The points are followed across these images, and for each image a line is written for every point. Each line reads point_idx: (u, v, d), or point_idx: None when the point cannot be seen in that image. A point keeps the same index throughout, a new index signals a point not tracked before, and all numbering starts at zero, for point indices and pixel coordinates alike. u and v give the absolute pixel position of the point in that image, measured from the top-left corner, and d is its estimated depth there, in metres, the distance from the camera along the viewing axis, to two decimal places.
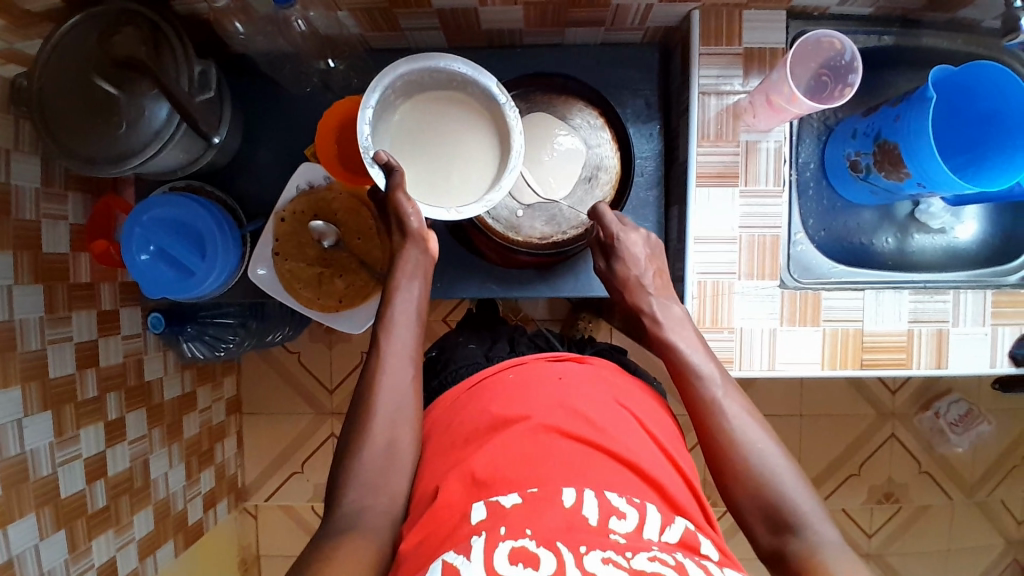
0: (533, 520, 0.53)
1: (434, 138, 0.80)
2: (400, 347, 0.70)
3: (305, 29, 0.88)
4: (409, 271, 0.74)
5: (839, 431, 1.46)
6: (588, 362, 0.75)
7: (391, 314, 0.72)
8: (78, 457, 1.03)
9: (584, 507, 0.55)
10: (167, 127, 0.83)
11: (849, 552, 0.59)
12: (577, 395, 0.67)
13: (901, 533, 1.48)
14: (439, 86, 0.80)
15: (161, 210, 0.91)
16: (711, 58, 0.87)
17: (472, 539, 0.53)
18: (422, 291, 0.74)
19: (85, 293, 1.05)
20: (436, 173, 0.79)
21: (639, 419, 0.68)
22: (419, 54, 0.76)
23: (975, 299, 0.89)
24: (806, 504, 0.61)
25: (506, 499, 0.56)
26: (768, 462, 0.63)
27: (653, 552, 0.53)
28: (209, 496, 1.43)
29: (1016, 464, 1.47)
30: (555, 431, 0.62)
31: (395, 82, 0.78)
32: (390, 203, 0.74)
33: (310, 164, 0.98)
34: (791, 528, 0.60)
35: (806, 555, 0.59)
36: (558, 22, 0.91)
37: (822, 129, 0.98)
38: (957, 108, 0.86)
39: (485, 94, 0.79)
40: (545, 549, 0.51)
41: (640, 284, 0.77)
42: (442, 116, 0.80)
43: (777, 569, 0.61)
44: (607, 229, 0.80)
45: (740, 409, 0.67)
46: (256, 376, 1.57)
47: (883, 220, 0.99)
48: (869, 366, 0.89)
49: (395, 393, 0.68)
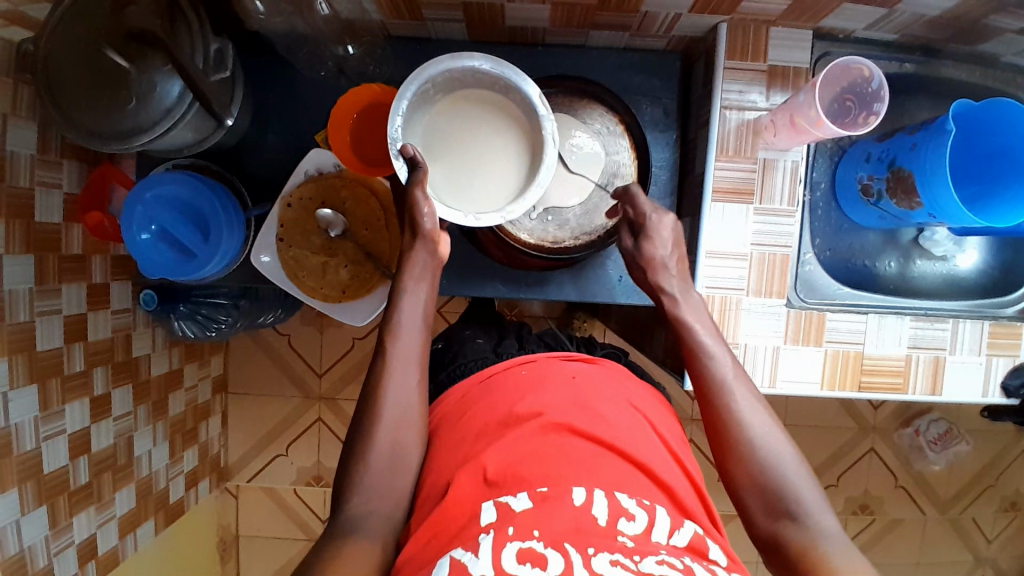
0: (541, 521, 0.54)
1: (465, 143, 0.79)
2: (406, 351, 0.69)
3: (327, 12, 0.86)
4: (417, 274, 0.73)
5: (820, 442, 1.48)
6: (601, 365, 0.75)
7: (399, 317, 0.71)
8: (62, 433, 1.01)
9: (593, 507, 0.55)
10: (179, 105, 0.81)
11: (850, 544, 0.59)
12: (590, 395, 0.68)
13: (873, 545, 1.52)
14: (481, 88, 0.79)
15: (162, 188, 0.89)
16: (735, 73, 0.87)
17: (480, 537, 0.53)
18: (432, 299, 0.74)
19: (76, 265, 1.02)
20: (463, 181, 0.78)
21: (648, 421, 0.68)
22: (468, 52, 0.74)
23: (973, 329, 0.91)
24: (807, 493, 0.62)
25: (516, 501, 0.56)
26: (772, 447, 0.63)
27: (661, 555, 0.53)
28: (191, 475, 1.41)
29: (989, 484, 1.52)
30: (566, 429, 0.63)
31: (437, 77, 0.76)
32: (408, 198, 0.72)
33: (320, 151, 0.96)
34: (790, 515, 0.61)
35: (807, 543, 0.59)
36: (584, 24, 0.91)
37: (836, 150, 0.99)
38: (971, 142, 0.87)
39: (528, 105, 0.78)
40: (552, 550, 0.51)
41: (663, 265, 0.74)
42: (478, 121, 0.79)
43: (771, 552, 0.61)
44: (638, 207, 0.76)
45: (747, 393, 0.67)
46: (243, 356, 1.55)
47: (887, 244, 1.00)
48: (866, 388, 0.90)
49: (400, 398, 0.67)
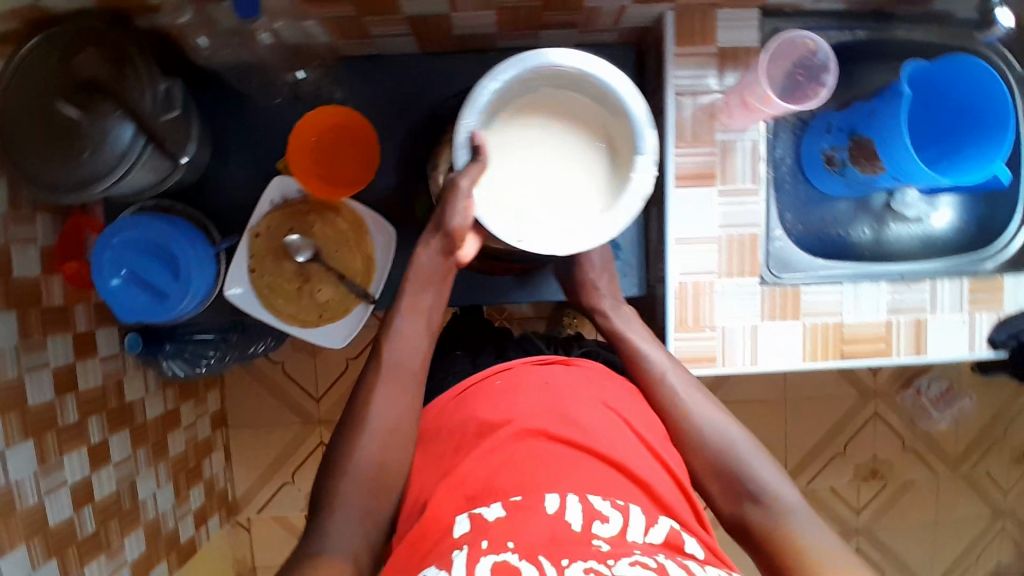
0: (515, 532, 0.55)
1: (547, 153, 0.78)
2: (405, 355, 0.74)
3: (272, 42, 0.86)
4: (422, 280, 0.78)
5: (822, 413, 1.47)
6: (579, 365, 0.75)
7: (400, 321, 0.75)
8: (64, 485, 1.01)
9: (566, 514, 0.57)
10: (132, 150, 0.80)
11: (809, 512, 0.65)
12: (560, 398, 0.68)
13: (887, 510, 1.51)
14: (587, 106, 0.79)
15: (133, 233, 0.89)
16: (685, 59, 0.87)
17: (453, 553, 0.55)
18: (434, 298, 0.78)
19: (59, 316, 1.03)
20: (533, 194, 0.77)
21: (624, 419, 0.69)
22: (584, 58, 0.74)
23: (951, 288, 0.90)
24: (759, 467, 0.69)
25: (489, 511, 0.58)
26: (718, 430, 0.71)
27: (635, 556, 0.54)
28: (199, 513, 1.41)
29: (999, 437, 1.50)
30: (540, 434, 0.64)
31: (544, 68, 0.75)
32: (452, 188, 0.72)
33: (283, 177, 0.95)
34: (749, 493, 0.67)
35: (766, 517, 0.65)
36: (531, 25, 0.91)
37: (798, 123, 0.98)
38: (937, 101, 0.87)
39: (626, 136, 0.78)
40: (526, 562, 0.52)
41: (594, 288, 0.89)
42: (568, 137, 0.79)
43: (740, 533, 0.67)
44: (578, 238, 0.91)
45: (687, 385, 0.76)
46: (239, 388, 1.55)
47: (860, 211, 1.00)
48: (849, 357, 0.90)
49: (391, 400, 0.70)
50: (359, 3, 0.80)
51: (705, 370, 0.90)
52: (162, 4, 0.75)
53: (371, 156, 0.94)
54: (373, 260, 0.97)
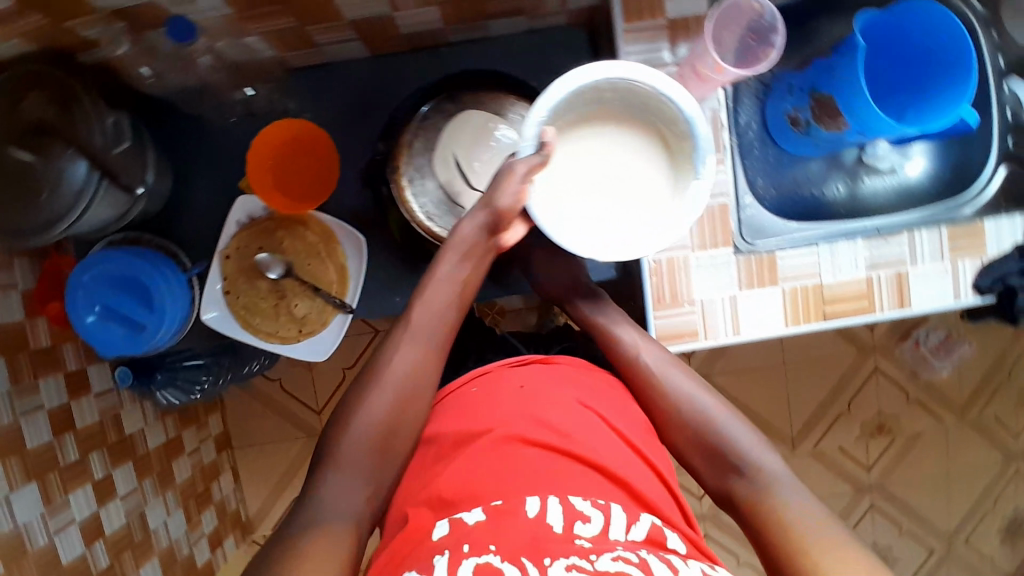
0: (497, 537, 0.56)
1: (606, 162, 0.78)
2: (424, 325, 0.76)
3: (211, 63, 0.85)
4: (456, 247, 0.79)
5: (823, 373, 1.46)
6: (557, 364, 0.76)
7: (426, 287, 0.78)
8: (72, 522, 1.02)
9: (548, 516, 0.58)
10: (89, 185, 0.78)
11: (794, 480, 0.66)
12: (538, 402, 0.69)
13: (899, 463, 1.49)
14: (654, 121, 0.78)
15: (106, 267, 0.89)
16: (635, 35, 0.85)
17: (436, 558, 0.55)
18: (471, 273, 0.79)
19: (49, 358, 1.03)
20: (591, 202, 0.76)
21: (602, 417, 0.70)
22: (663, 77, 0.74)
23: (930, 237, 0.88)
24: (742, 439, 0.70)
25: (469, 515, 0.59)
26: (699, 409, 0.73)
27: (618, 551, 0.55)
28: (213, 536, 1.41)
29: (1004, 380, 1.49)
30: (518, 440, 0.65)
31: (618, 82, 0.75)
32: (507, 173, 0.74)
33: (247, 197, 0.95)
34: (735, 468, 0.68)
35: (753, 489, 0.66)
36: (477, 17, 0.89)
37: (759, 86, 0.95)
38: (895, 49, 0.85)
39: (686, 155, 0.77)
40: (508, 564, 0.53)
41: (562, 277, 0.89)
42: (633, 150, 0.77)
43: (728, 506, 0.68)
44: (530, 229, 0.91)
45: (666, 366, 0.77)
46: (241, 409, 1.56)
47: (832, 168, 0.99)
48: (831, 318, 0.88)
49: (406, 366, 0.73)
50: (298, 14, 0.79)
51: (689, 346, 0.89)
52: (100, 37, 0.75)
53: (330, 168, 0.94)
54: (346, 270, 0.96)
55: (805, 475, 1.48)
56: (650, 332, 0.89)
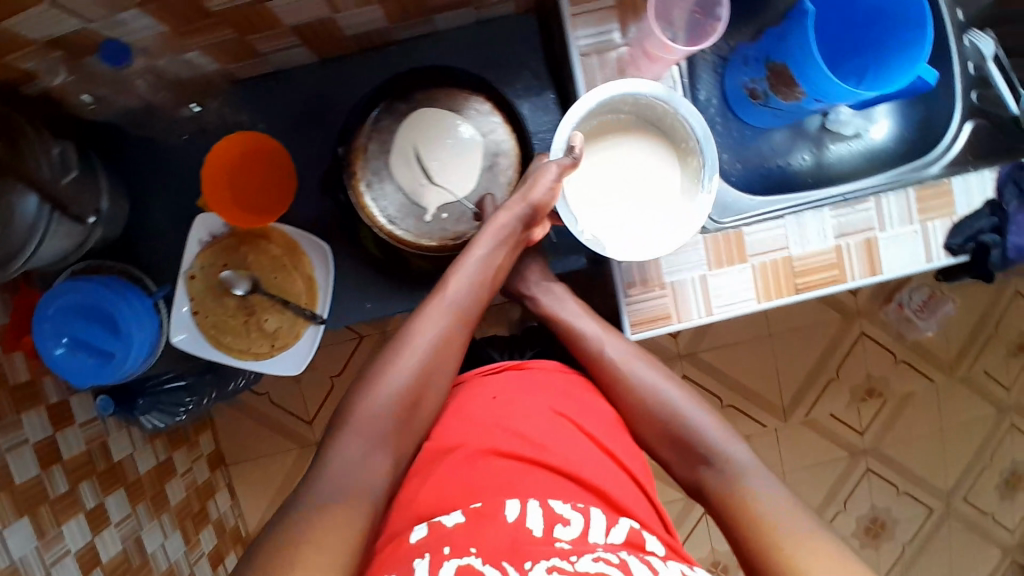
0: (477, 540, 0.57)
1: (626, 175, 0.86)
2: (457, 300, 0.78)
3: (149, 83, 0.84)
4: (495, 232, 0.82)
5: (811, 342, 1.46)
6: (529, 369, 0.75)
7: (461, 263, 0.80)
8: (69, 553, 1.00)
9: (527, 520, 0.59)
10: (41, 219, 0.76)
11: (760, 468, 0.69)
12: (511, 413, 0.69)
13: (892, 425, 1.49)
14: (668, 141, 0.87)
15: (71, 296, 0.87)
16: (583, 18, 0.84)
17: (415, 561, 0.56)
18: (503, 256, 0.83)
19: (29, 393, 1.01)
20: (610, 209, 0.85)
21: (574, 422, 0.70)
22: (681, 98, 0.82)
23: (897, 201, 0.87)
24: (711, 434, 0.73)
25: (448, 518, 0.60)
26: (670, 407, 0.75)
27: (597, 553, 0.56)
28: (213, 554, 1.38)
29: (991, 333, 1.48)
30: (492, 452, 0.65)
31: (639, 100, 0.83)
32: (539, 172, 0.82)
33: (206, 215, 0.93)
34: (706, 462, 0.72)
35: (722, 480, 0.70)
36: (422, 12, 0.88)
37: (717, 60, 0.95)
38: (848, 11, 0.84)
39: (694, 171, 0.85)
40: (490, 566, 0.54)
41: (523, 275, 0.89)
42: (648, 163, 0.86)
43: (699, 497, 0.72)
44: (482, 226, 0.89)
45: (636, 364, 0.78)
46: (233, 425, 1.55)
47: (796, 138, 0.97)
48: (804, 289, 0.88)
49: (434, 339, 0.75)
50: (236, 25, 0.77)
51: (663, 329, 0.88)
52: (36, 68, 0.73)
53: (286, 178, 0.94)
54: (314, 280, 0.95)
55: (801, 445, 1.47)
56: (623, 319, 0.88)
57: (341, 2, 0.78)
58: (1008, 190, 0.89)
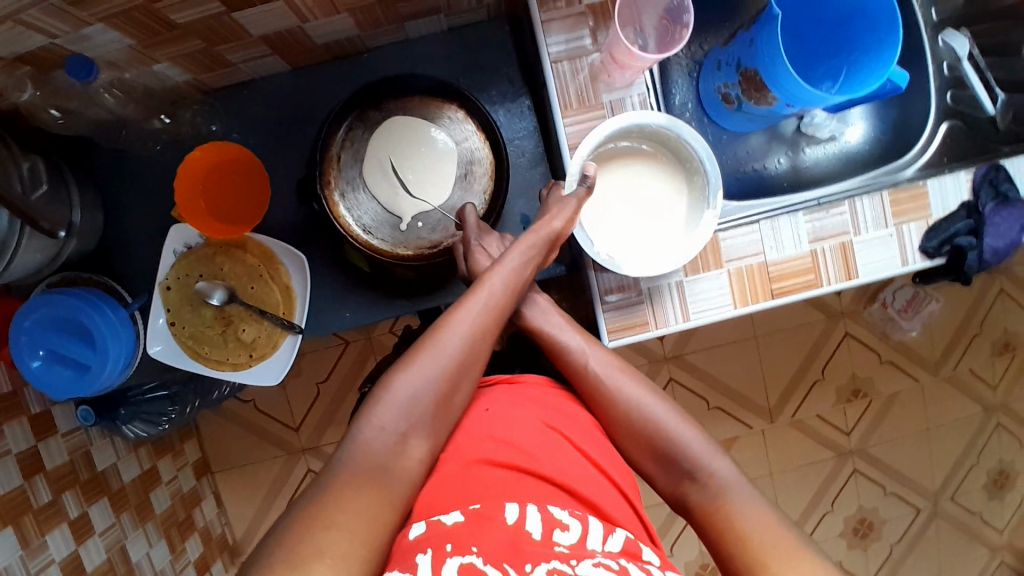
0: (479, 539, 0.54)
1: (633, 199, 0.86)
2: (495, 304, 0.75)
3: (120, 95, 0.84)
4: (526, 247, 0.81)
5: (795, 343, 1.46)
6: (521, 383, 0.74)
7: (495, 268, 0.78)
8: (53, 562, 1.00)
9: (527, 523, 0.56)
10: (13, 232, 0.77)
11: (742, 484, 0.69)
12: (501, 425, 0.67)
13: (879, 425, 1.49)
14: (672, 162, 0.86)
15: (50, 309, 0.87)
16: (554, 24, 0.84)
17: (418, 556, 0.53)
18: (530, 272, 0.81)
19: (9, 403, 1.00)
20: (619, 232, 0.85)
21: (565, 437, 0.69)
22: (684, 123, 0.82)
23: (871, 204, 0.87)
24: (699, 448, 0.72)
25: (447, 517, 0.57)
26: (656, 421, 0.74)
27: (597, 559, 0.54)
28: (201, 562, 1.39)
29: (975, 333, 1.49)
30: (484, 462, 0.63)
31: (645, 127, 0.83)
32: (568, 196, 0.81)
33: (181, 226, 0.92)
34: (691, 477, 0.71)
35: (703, 491, 0.70)
36: (393, 19, 0.87)
37: (691, 64, 0.95)
38: (815, 16, 0.84)
39: (700, 190, 0.85)
40: (492, 566, 0.51)
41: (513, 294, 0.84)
42: (655, 186, 0.86)
43: (679, 508, 0.72)
44: (466, 236, 0.87)
45: (624, 376, 0.76)
46: (219, 433, 1.54)
47: (772, 142, 0.97)
48: (780, 295, 0.87)
49: (466, 338, 0.71)
50: (203, 35, 0.77)
51: (640, 336, 0.88)
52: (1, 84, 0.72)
53: (263, 186, 0.95)
54: (291, 289, 0.95)
55: (788, 446, 1.47)
56: (600, 326, 0.88)
57: (309, 12, 0.78)
58: (984, 192, 0.88)
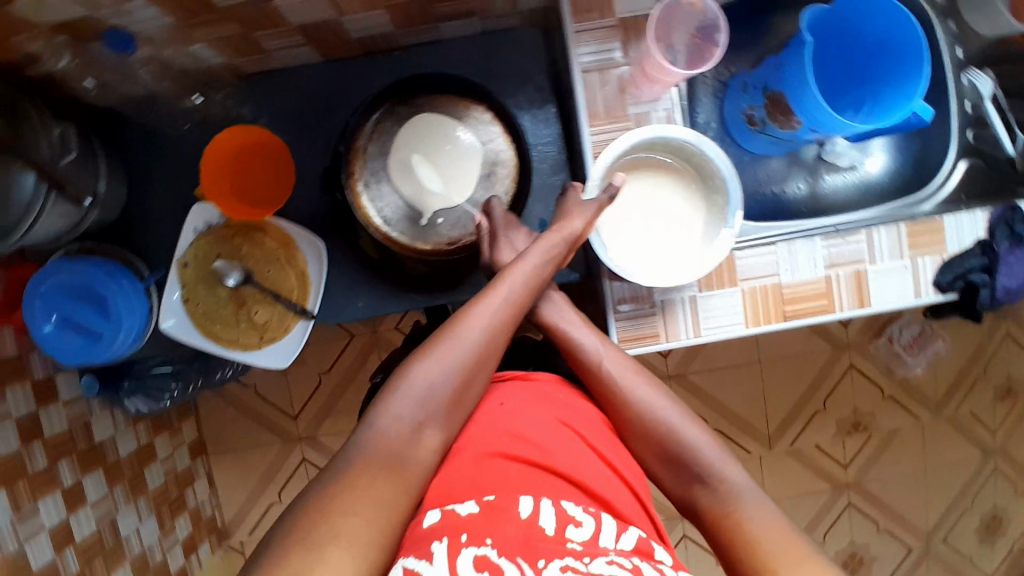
0: (493, 530, 0.55)
1: (651, 213, 0.88)
2: (514, 301, 0.76)
3: (156, 70, 0.85)
4: (548, 247, 0.81)
5: (799, 372, 1.46)
6: (534, 380, 0.74)
7: (515, 265, 0.79)
8: (43, 529, 1.00)
9: (540, 518, 0.57)
10: (38, 197, 0.77)
11: (753, 490, 0.69)
12: (516, 419, 0.67)
13: (876, 460, 1.49)
14: (693, 178, 0.87)
15: (67, 276, 0.88)
16: (585, 35, 0.85)
17: (433, 545, 0.54)
18: (549, 272, 0.82)
19: (14, 368, 1.00)
20: (635, 244, 0.87)
21: (579, 434, 0.69)
22: (708, 139, 0.82)
23: (888, 234, 0.88)
24: (710, 454, 0.72)
25: (462, 507, 0.58)
26: (668, 426, 0.74)
27: (610, 557, 0.56)
28: (189, 541, 1.41)
29: (978, 375, 1.49)
30: (498, 454, 0.63)
31: (669, 141, 0.84)
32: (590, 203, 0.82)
33: (203, 205, 0.93)
34: (701, 481, 0.71)
35: (706, 503, 0.70)
36: (428, 19, 0.89)
37: (717, 84, 0.96)
38: (842, 46, 0.86)
39: (721, 208, 0.84)
40: (506, 560, 0.52)
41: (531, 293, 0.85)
42: (674, 202, 0.87)
43: (687, 508, 0.72)
44: (493, 227, 0.87)
45: (637, 379, 0.76)
46: (217, 416, 1.54)
47: (792, 166, 0.98)
48: (792, 317, 0.88)
49: (484, 331, 0.72)
50: (242, 20, 0.78)
51: (649, 347, 0.88)
52: (41, 51, 0.73)
53: (287, 171, 0.96)
54: (307, 275, 0.95)
55: (784, 474, 1.47)
56: (611, 334, 0.88)
57: (348, 5, 0.79)
58: (999, 231, 0.89)
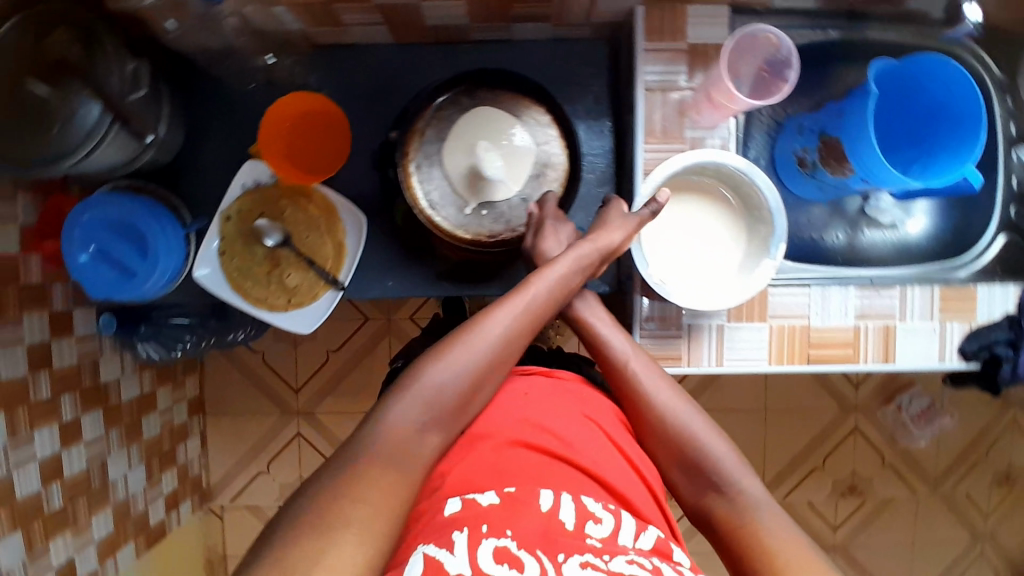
0: (513, 522, 0.55)
1: (695, 234, 0.89)
2: (545, 300, 0.75)
3: (237, 24, 0.87)
4: (585, 254, 0.80)
5: (803, 427, 1.46)
6: (556, 377, 0.75)
7: (552, 266, 0.78)
8: (33, 460, 0.99)
9: (561, 512, 0.57)
10: (100, 127, 0.78)
11: (771, 506, 0.69)
12: (538, 412, 0.68)
13: (866, 526, 1.48)
14: (740, 206, 0.89)
15: (112, 210, 0.88)
16: (654, 54, 0.87)
17: (453, 534, 0.53)
18: (580, 281, 0.81)
19: (36, 294, 1.00)
20: (676, 262, 0.88)
21: (600, 429, 0.70)
22: (758, 171, 0.83)
23: (922, 294, 0.89)
24: (727, 463, 0.72)
25: (483, 497, 0.58)
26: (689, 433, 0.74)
27: (630, 556, 0.56)
28: (171, 498, 1.39)
29: (980, 457, 1.48)
30: (520, 443, 0.64)
31: (720, 167, 0.85)
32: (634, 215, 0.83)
33: (255, 163, 0.95)
34: (716, 489, 0.71)
35: (710, 525, 0.70)
36: (505, 18, 0.91)
37: (771, 124, 0.97)
38: (901, 103, 0.88)
39: (764, 239, 0.86)
40: (525, 552, 0.53)
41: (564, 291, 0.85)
42: (718, 227, 0.89)
43: (699, 517, 0.72)
44: (542, 217, 0.90)
45: (661, 384, 0.77)
46: (220, 378, 1.54)
47: (834, 215, 0.99)
48: (815, 361, 0.88)
49: (510, 326, 0.71)
50: None
51: (670, 368, 0.89)
52: None
53: (342, 142, 0.96)
54: (344, 247, 0.97)
55: None
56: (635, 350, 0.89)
57: None
58: None
